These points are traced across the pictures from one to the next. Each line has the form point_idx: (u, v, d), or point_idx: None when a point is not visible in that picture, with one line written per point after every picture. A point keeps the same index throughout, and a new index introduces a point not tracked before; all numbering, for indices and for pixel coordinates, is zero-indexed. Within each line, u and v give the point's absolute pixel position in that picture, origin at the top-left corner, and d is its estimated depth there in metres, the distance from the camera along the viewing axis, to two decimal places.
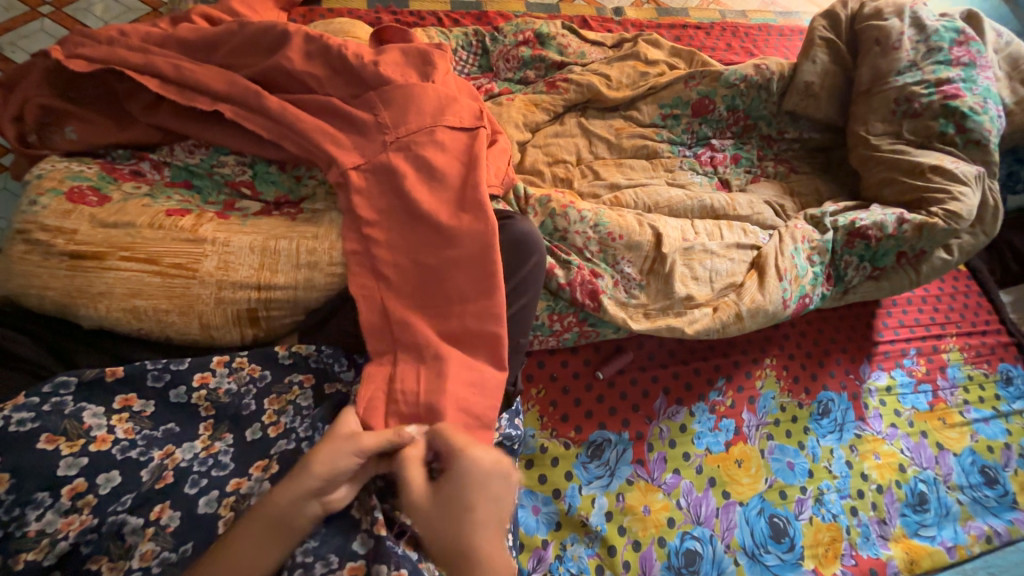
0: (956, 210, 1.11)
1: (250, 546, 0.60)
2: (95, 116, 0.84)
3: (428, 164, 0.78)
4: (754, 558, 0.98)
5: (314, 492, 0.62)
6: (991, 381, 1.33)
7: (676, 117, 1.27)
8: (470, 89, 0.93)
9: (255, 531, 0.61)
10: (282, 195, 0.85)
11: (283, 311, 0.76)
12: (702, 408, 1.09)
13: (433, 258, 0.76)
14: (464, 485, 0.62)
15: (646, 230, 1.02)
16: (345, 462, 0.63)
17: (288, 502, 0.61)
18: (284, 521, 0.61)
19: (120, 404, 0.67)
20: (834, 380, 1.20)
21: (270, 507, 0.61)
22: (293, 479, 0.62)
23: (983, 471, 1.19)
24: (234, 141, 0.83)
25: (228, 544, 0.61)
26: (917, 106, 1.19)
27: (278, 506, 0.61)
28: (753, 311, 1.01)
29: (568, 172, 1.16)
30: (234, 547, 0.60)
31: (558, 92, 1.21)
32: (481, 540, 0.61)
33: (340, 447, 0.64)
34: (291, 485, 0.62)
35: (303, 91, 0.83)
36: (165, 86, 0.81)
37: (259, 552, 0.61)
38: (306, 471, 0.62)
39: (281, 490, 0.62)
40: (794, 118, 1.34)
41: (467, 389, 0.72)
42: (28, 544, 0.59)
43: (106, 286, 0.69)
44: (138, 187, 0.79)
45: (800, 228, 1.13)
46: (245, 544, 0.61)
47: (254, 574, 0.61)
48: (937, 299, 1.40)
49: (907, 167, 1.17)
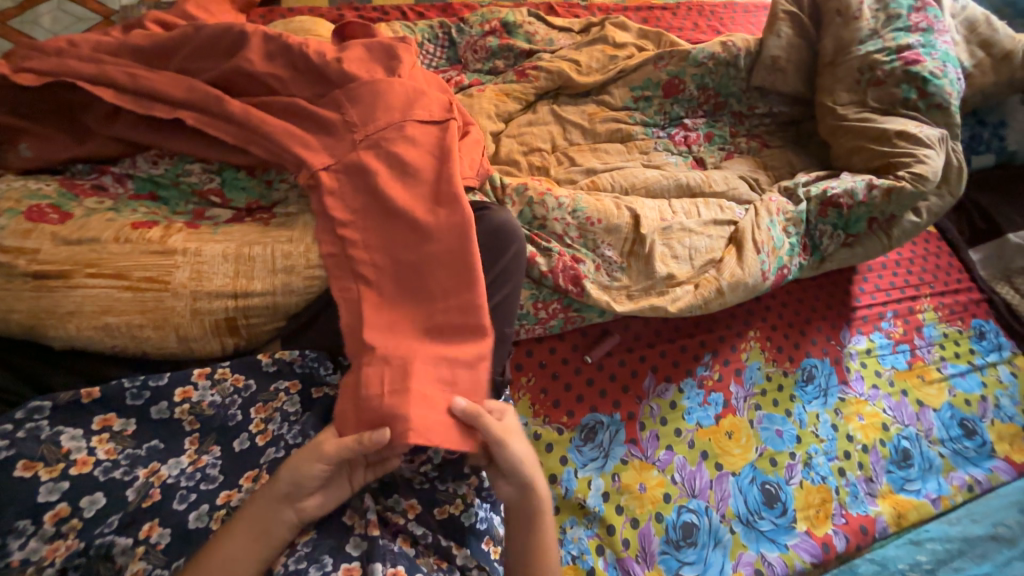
0: (922, 172, 1.14)
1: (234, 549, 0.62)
2: (47, 131, 0.81)
3: (400, 159, 0.77)
4: (749, 525, 1.01)
5: (286, 497, 0.64)
6: (966, 337, 1.37)
7: (648, 98, 1.27)
8: (438, 81, 0.92)
9: (237, 536, 0.62)
10: (254, 200, 0.82)
11: (263, 317, 0.74)
12: (690, 383, 1.11)
13: (412, 254, 0.75)
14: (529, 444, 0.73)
15: (623, 212, 1.03)
16: (316, 471, 0.64)
17: (264, 508, 0.63)
18: (261, 526, 0.63)
19: (99, 425, 0.65)
20: (816, 347, 1.23)
21: (249, 512, 0.63)
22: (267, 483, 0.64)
23: (962, 424, 1.23)
24: (198, 148, 0.81)
25: (212, 550, 0.62)
26: (880, 73, 1.22)
27: (256, 510, 0.63)
28: (733, 285, 1.03)
29: (544, 160, 1.15)
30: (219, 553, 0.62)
31: (528, 81, 1.21)
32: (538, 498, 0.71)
33: (309, 455, 0.65)
34: (265, 490, 0.63)
35: (266, 91, 0.81)
36: (121, 96, 0.78)
37: (243, 556, 0.62)
38: (275, 478, 0.64)
39: (258, 496, 0.64)
40: (764, 93, 1.35)
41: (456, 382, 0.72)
42: (14, 572, 0.59)
43: (75, 305, 0.67)
44: (101, 202, 0.76)
45: (774, 201, 1.15)
46: (227, 548, 0.62)
47: None
48: (910, 262, 1.44)
49: (874, 134, 1.19)
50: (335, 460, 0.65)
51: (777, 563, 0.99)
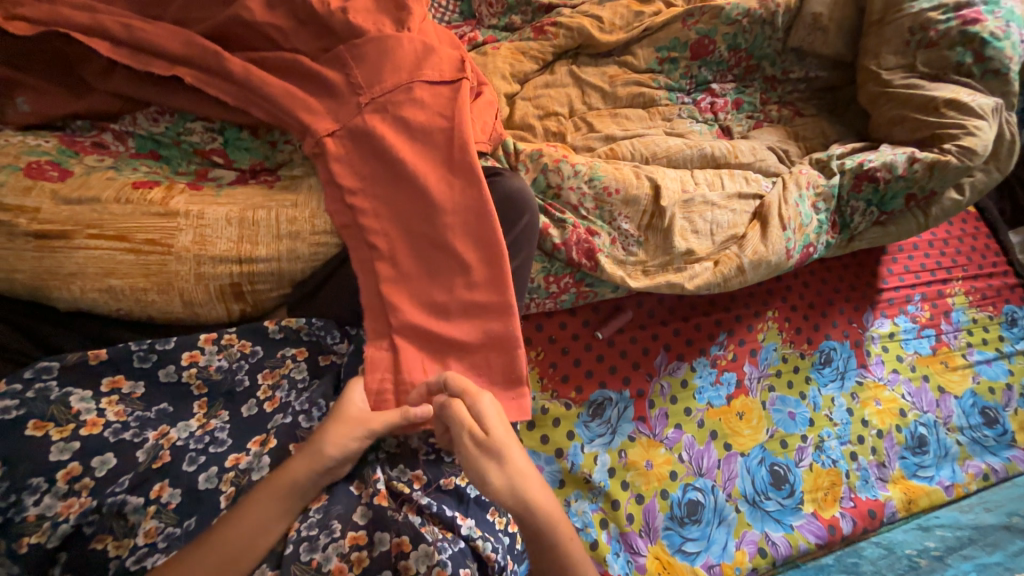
0: (970, 145, 1.05)
1: (261, 510, 0.62)
2: (41, 83, 0.75)
3: (409, 124, 0.73)
4: (755, 504, 1.00)
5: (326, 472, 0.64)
6: (995, 323, 1.31)
7: (674, 60, 1.19)
8: (449, 36, 0.85)
9: (266, 499, 0.62)
10: (257, 161, 0.79)
11: (269, 284, 0.73)
12: (703, 362, 1.08)
13: (426, 225, 0.72)
14: (502, 441, 0.66)
15: (643, 182, 0.98)
16: (354, 445, 0.65)
17: (303, 474, 0.63)
18: (296, 491, 0.63)
19: (108, 387, 0.65)
20: (836, 329, 1.19)
21: (283, 478, 0.63)
22: (305, 453, 0.64)
23: (983, 412, 1.19)
24: (198, 107, 0.76)
25: (238, 515, 0.61)
26: (933, 34, 1.11)
27: (289, 479, 0.63)
28: (755, 262, 0.98)
29: (560, 126, 1.09)
30: (249, 510, 0.61)
31: (546, 38, 1.12)
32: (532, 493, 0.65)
33: (349, 429, 0.65)
34: (304, 461, 0.63)
35: (268, 45, 0.76)
36: (118, 49, 0.73)
37: (271, 518, 0.62)
38: (318, 450, 0.64)
39: (295, 462, 0.63)
40: (800, 57, 1.25)
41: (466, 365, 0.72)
42: (30, 527, 0.59)
43: (77, 266, 0.65)
44: (102, 159, 0.73)
45: (805, 174, 1.08)
46: (256, 511, 0.62)
47: (262, 539, 0.62)
48: (944, 243, 1.37)
49: (920, 103, 1.10)
50: (353, 437, 0.65)
51: (781, 543, 0.98)
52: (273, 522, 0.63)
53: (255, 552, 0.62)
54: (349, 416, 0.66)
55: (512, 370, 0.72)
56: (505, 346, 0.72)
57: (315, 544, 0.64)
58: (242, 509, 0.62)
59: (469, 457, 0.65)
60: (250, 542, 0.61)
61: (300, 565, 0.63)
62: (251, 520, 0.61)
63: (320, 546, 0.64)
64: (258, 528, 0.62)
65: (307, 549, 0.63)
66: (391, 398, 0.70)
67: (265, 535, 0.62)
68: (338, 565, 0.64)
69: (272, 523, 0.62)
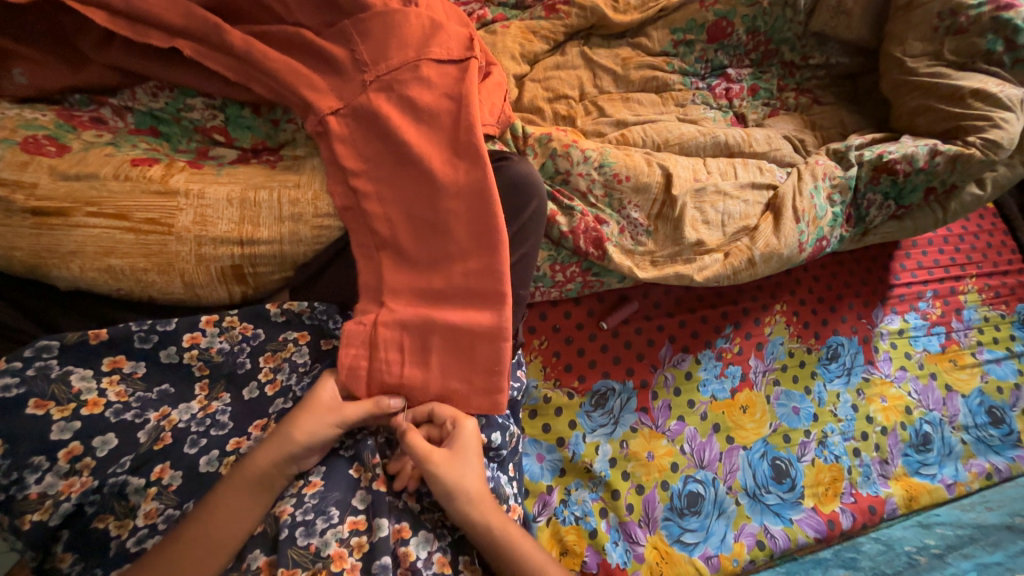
0: (996, 138, 1.02)
1: (230, 503, 0.61)
2: (36, 53, 0.71)
3: (414, 105, 0.71)
4: (755, 498, 1.00)
5: (293, 457, 0.63)
6: (1007, 323, 1.29)
7: (689, 43, 1.14)
8: (458, 12, 0.82)
9: (236, 490, 0.61)
10: (259, 140, 0.78)
11: (270, 267, 0.71)
12: (708, 355, 1.07)
13: (427, 209, 0.70)
14: (475, 468, 0.67)
15: (654, 169, 0.95)
16: (326, 431, 0.64)
17: (268, 464, 0.62)
18: (265, 481, 0.62)
19: (109, 366, 0.65)
20: (845, 325, 1.17)
21: (247, 471, 0.62)
22: (272, 443, 0.63)
23: (990, 411, 1.18)
24: (198, 82, 0.73)
25: (211, 505, 0.61)
26: (963, 20, 1.07)
27: (257, 467, 0.62)
28: (766, 255, 0.96)
29: (570, 109, 1.06)
30: (216, 508, 0.60)
31: (558, 17, 1.07)
32: (491, 518, 0.66)
33: (319, 415, 0.65)
34: (272, 448, 0.63)
35: (270, 18, 0.72)
36: (115, 19, 0.69)
37: (243, 508, 0.61)
38: (286, 438, 0.63)
39: (258, 455, 0.62)
40: (822, 41, 1.21)
41: (466, 364, 0.69)
42: (32, 505, 0.60)
43: (76, 245, 0.64)
44: (100, 135, 0.71)
45: (821, 164, 1.05)
46: (227, 501, 0.61)
47: (240, 528, 0.61)
48: (959, 239, 1.34)
49: (945, 93, 1.06)
50: (327, 414, 0.65)
51: (779, 536, 0.99)
52: (245, 521, 0.62)
53: (225, 550, 0.60)
54: (321, 400, 0.66)
55: (501, 361, 0.69)
56: (494, 334, 0.68)
57: (312, 529, 0.63)
58: (210, 507, 0.61)
59: (436, 479, 0.65)
60: (220, 547, 0.60)
61: (298, 549, 0.61)
62: (220, 516, 0.60)
63: (317, 531, 0.63)
64: (230, 522, 0.61)
65: (304, 534, 0.62)
66: (363, 372, 0.68)
67: (235, 533, 0.61)
68: (338, 551, 0.62)
69: (245, 518, 0.61)
